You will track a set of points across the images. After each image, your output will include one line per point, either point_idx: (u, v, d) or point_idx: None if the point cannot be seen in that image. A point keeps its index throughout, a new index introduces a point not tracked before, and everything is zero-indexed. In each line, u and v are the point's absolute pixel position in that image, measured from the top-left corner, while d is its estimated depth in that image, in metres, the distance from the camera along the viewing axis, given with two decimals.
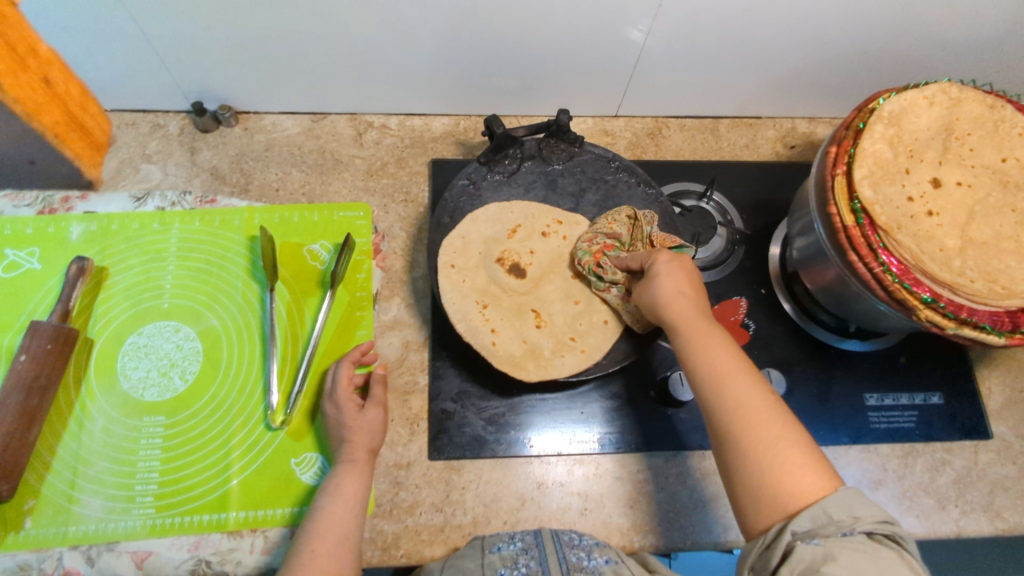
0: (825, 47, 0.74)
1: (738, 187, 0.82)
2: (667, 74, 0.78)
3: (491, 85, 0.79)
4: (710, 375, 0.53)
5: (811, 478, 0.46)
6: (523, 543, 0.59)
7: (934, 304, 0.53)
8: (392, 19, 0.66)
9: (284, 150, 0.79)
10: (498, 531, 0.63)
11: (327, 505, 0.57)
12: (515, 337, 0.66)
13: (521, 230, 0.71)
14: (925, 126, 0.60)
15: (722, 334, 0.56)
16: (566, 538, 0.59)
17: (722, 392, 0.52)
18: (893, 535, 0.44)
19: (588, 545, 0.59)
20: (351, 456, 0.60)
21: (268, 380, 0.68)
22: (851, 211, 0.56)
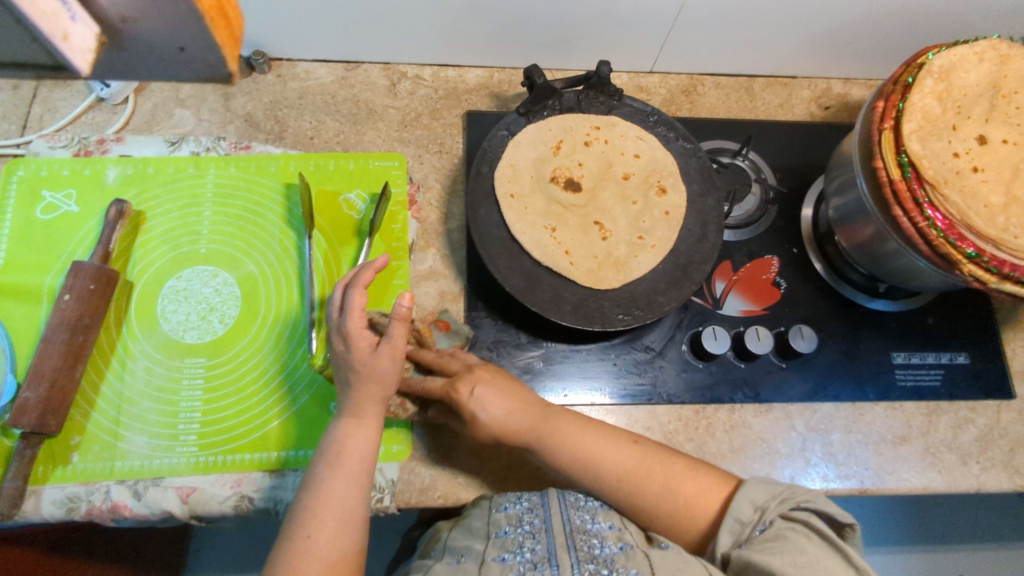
0: (871, 5, 0.73)
1: (772, 145, 0.82)
2: (706, 29, 0.77)
3: (528, 37, 0.78)
4: (586, 477, 0.58)
5: (712, 489, 0.56)
6: (529, 502, 0.58)
7: (978, 259, 0.54)
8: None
9: (318, 99, 0.79)
10: (508, 492, 0.62)
11: (332, 475, 0.54)
12: (587, 253, 0.68)
13: (564, 145, 0.71)
14: (974, 81, 0.60)
15: (570, 416, 0.61)
16: (573, 499, 0.58)
17: (597, 476, 0.58)
18: (799, 505, 0.51)
19: (593, 506, 0.58)
20: (358, 412, 0.57)
21: (308, 326, 0.69)
22: (898, 165, 0.56)
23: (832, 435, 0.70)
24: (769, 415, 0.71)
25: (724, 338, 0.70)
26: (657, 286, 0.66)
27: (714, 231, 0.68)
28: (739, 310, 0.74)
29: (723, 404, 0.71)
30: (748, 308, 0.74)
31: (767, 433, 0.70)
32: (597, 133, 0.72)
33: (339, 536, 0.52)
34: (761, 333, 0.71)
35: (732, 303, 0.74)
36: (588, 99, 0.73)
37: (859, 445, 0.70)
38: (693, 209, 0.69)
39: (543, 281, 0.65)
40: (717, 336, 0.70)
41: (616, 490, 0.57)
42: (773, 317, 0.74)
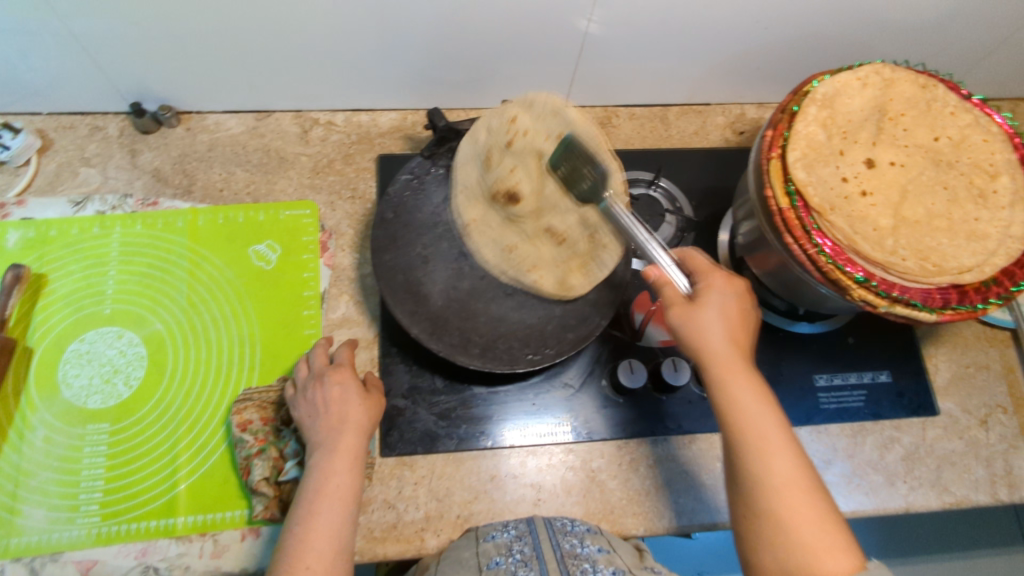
0: (768, 32, 0.74)
1: (687, 172, 0.82)
2: (612, 62, 0.78)
3: (436, 77, 0.78)
4: (756, 458, 0.51)
5: (841, 559, 0.47)
6: (517, 531, 0.60)
7: (866, 283, 0.54)
8: (334, 7, 0.64)
9: (228, 150, 0.78)
10: (493, 522, 0.63)
11: (316, 504, 0.55)
12: (551, 262, 0.67)
13: None
14: (858, 104, 0.60)
15: (752, 379, 0.55)
16: (559, 525, 0.61)
17: (767, 467, 0.51)
18: None
19: (580, 532, 0.60)
20: (333, 444, 0.58)
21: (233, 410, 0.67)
22: (786, 194, 0.57)
23: None
24: (694, 447, 0.70)
25: (640, 370, 0.69)
26: (567, 323, 0.66)
27: (623, 265, 0.67)
28: (660, 340, 0.72)
29: (646, 438, 0.70)
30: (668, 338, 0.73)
31: (693, 465, 0.69)
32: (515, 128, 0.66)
33: (328, 569, 0.52)
34: (678, 363, 0.69)
35: (653, 333, 0.72)
36: None
37: None
38: None
39: (450, 325, 0.64)
40: (634, 369, 0.69)
41: (768, 484, 0.50)
42: None
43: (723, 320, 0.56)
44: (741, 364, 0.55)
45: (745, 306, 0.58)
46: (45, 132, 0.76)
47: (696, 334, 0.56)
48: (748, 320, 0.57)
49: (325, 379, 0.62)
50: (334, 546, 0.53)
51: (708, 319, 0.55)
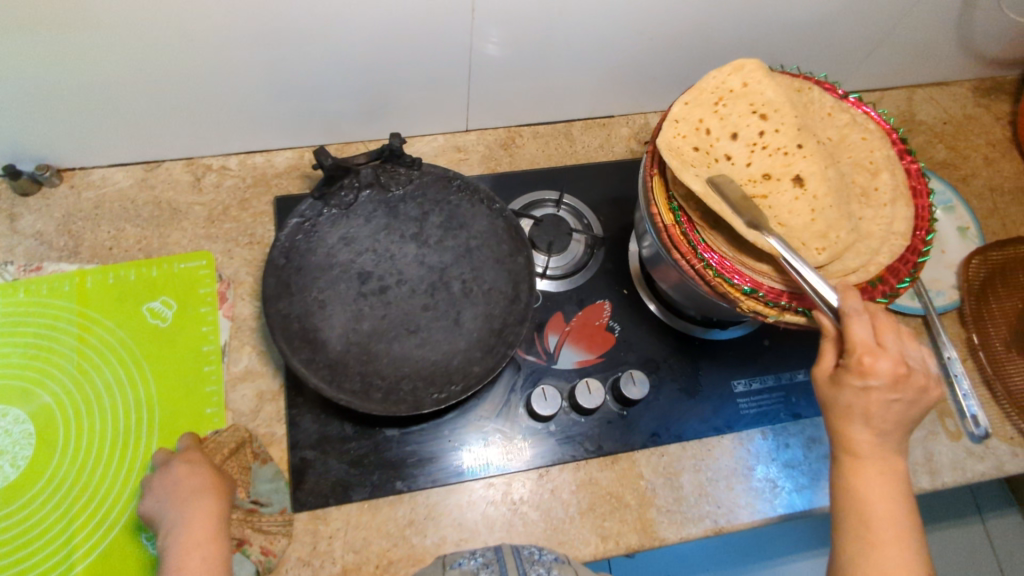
0: (655, 42, 0.74)
1: (594, 188, 0.82)
2: (506, 82, 0.77)
3: (329, 112, 0.77)
4: (857, 541, 0.50)
5: None
6: (484, 558, 0.56)
7: (754, 294, 0.54)
8: (205, 47, 0.62)
9: (116, 206, 0.75)
10: (460, 551, 0.60)
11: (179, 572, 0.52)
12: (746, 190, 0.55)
13: None
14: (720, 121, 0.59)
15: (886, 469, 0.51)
16: (527, 554, 0.57)
17: (876, 559, 0.49)
18: None
19: (548, 561, 0.56)
20: (190, 516, 0.55)
21: (131, 480, 0.63)
22: (670, 210, 0.56)
23: (681, 477, 0.70)
24: (617, 468, 0.69)
25: (555, 397, 0.68)
26: (473, 355, 0.64)
27: (527, 290, 0.66)
28: (575, 362, 0.73)
29: (567, 463, 0.69)
30: (583, 358, 0.73)
31: (617, 486, 0.69)
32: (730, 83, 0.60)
33: None
34: (592, 385, 0.69)
35: (567, 355, 0.73)
36: (386, 173, 0.69)
37: (710, 483, 0.70)
38: (503, 268, 0.68)
39: (350, 369, 0.63)
40: (547, 397, 0.68)
41: (867, 571, 0.49)
42: (610, 363, 0.73)
43: (863, 411, 0.50)
44: (863, 450, 0.51)
45: (890, 398, 0.49)
46: None
47: (841, 416, 0.52)
48: (882, 410, 0.50)
49: (172, 463, 0.60)
50: None
51: (845, 406, 0.51)
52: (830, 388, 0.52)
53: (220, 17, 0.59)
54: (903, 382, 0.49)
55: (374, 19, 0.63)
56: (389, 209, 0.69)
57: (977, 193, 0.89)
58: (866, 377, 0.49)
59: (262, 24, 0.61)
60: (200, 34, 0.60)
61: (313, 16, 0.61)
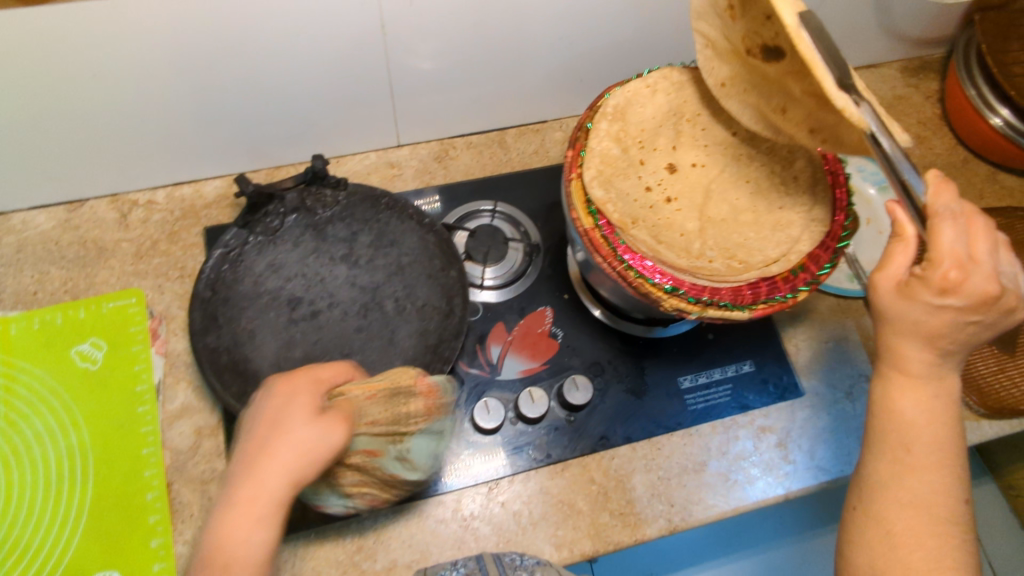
0: (575, 46, 0.74)
1: (529, 194, 0.81)
2: (431, 95, 0.76)
3: (254, 138, 0.75)
4: (894, 466, 0.48)
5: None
6: (465, 569, 0.58)
7: (676, 292, 0.53)
8: (109, 83, 0.61)
9: (40, 249, 0.73)
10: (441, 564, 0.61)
11: (253, 530, 0.43)
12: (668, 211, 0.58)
13: None
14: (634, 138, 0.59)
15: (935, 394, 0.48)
16: (508, 560, 0.59)
17: (910, 483, 0.48)
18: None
19: (530, 565, 0.58)
20: (239, 475, 0.45)
21: (62, 531, 0.62)
22: (589, 214, 0.55)
23: (632, 478, 0.69)
24: (568, 475, 0.69)
25: (497, 408, 0.68)
26: None
27: (460, 303, 0.66)
28: (519, 370, 0.72)
29: (517, 474, 0.68)
30: (527, 367, 0.72)
31: (567, 493, 0.68)
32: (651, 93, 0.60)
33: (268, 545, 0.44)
34: (535, 394, 0.69)
35: (510, 364, 0.72)
36: (310, 196, 0.68)
37: (662, 481, 0.69)
38: (435, 283, 0.67)
39: None
40: (490, 409, 0.68)
41: (896, 498, 0.48)
42: (555, 369, 0.72)
43: (931, 331, 0.46)
44: (918, 370, 0.48)
45: (964, 315, 0.46)
46: None
47: (901, 332, 0.48)
48: (955, 332, 0.46)
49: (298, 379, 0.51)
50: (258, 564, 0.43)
51: (911, 320, 0.47)
52: (898, 298, 0.48)
53: (119, 52, 0.58)
54: (991, 304, 0.45)
55: (281, 42, 0.62)
56: (315, 230, 0.68)
57: (911, 172, 0.89)
58: (947, 292, 0.45)
59: (165, 55, 0.60)
60: (101, 70, 0.59)
61: (216, 44, 0.60)
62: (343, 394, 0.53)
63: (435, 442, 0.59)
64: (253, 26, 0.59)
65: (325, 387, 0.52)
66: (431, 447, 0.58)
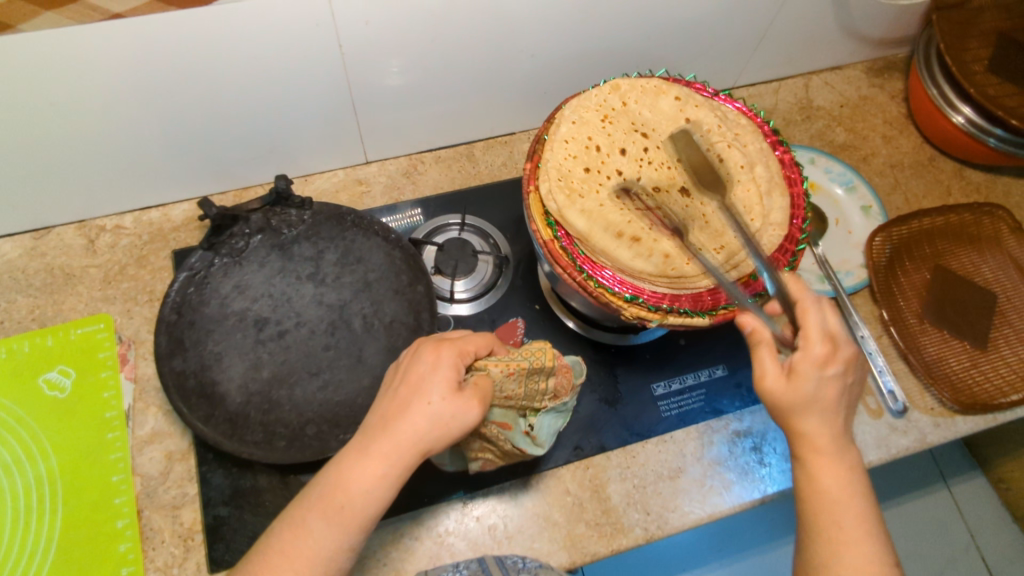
0: (537, 59, 0.75)
1: (498, 207, 0.81)
2: (397, 113, 0.77)
3: (220, 161, 0.75)
4: (821, 541, 0.45)
5: None
6: (469, 571, 0.60)
7: (636, 301, 0.54)
8: (69, 112, 0.61)
9: (7, 278, 0.73)
10: (443, 565, 0.63)
11: (333, 514, 0.44)
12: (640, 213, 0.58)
13: None
14: (602, 137, 0.60)
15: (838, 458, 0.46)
16: (511, 563, 0.61)
17: (846, 559, 0.44)
18: None
19: (533, 567, 0.61)
20: (367, 446, 0.46)
21: (30, 563, 0.61)
22: (549, 225, 0.57)
23: (608, 488, 0.69)
24: (543, 487, 0.69)
25: None
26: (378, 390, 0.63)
27: (428, 317, 0.66)
28: None
29: (491, 488, 0.67)
30: None
31: (542, 505, 0.68)
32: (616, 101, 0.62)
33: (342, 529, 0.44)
34: None
35: None
36: (277, 215, 0.69)
37: (638, 490, 0.69)
38: (403, 298, 0.67)
39: (252, 421, 0.61)
40: None
41: (834, 570, 0.44)
42: None
43: (818, 399, 0.46)
44: (824, 446, 0.46)
45: (846, 383, 0.47)
46: None
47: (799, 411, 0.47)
48: (829, 394, 0.47)
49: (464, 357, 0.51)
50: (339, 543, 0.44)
51: (807, 396, 0.46)
52: (787, 384, 0.47)
53: (74, 82, 0.57)
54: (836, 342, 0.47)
55: (240, 67, 0.62)
56: (281, 250, 0.68)
57: (878, 172, 0.90)
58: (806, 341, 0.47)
59: (122, 82, 0.59)
60: (58, 100, 0.59)
61: (174, 70, 0.60)
62: (484, 368, 0.53)
63: (557, 419, 0.64)
64: (210, 51, 0.59)
65: (468, 360, 0.51)
66: (552, 424, 0.63)
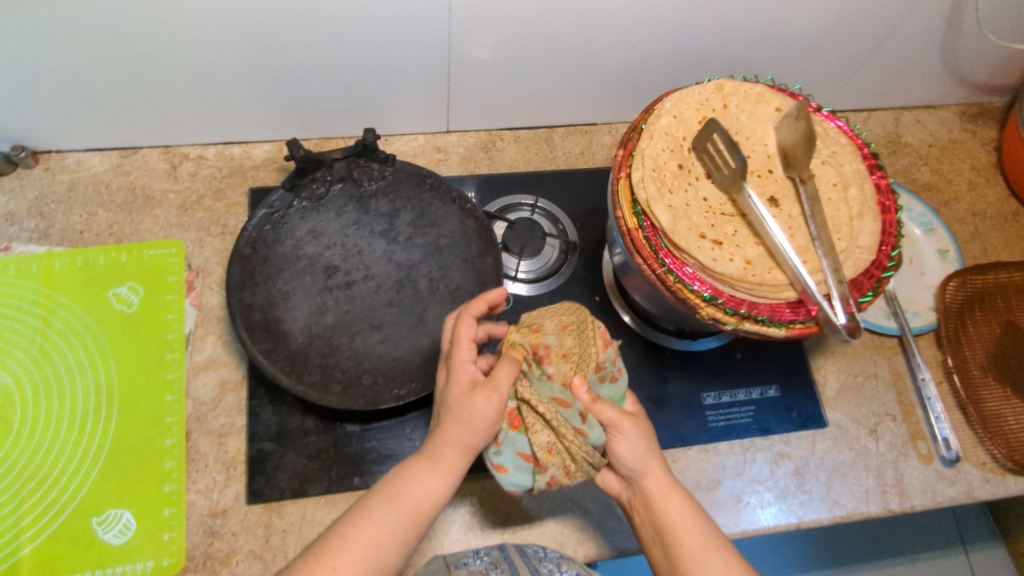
0: (635, 52, 0.74)
1: (571, 194, 0.81)
2: (487, 87, 0.77)
3: (308, 108, 0.76)
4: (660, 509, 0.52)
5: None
6: (490, 557, 0.59)
7: (714, 302, 0.53)
8: (178, 38, 0.62)
9: (90, 190, 0.75)
10: (461, 551, 0.63)
11: (391, 508, 0.49)
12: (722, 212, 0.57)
13: None
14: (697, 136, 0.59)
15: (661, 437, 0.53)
16: (533, 552, 0.60)
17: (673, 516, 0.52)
18: None
19: (554, 558, 0.60)
20: (434, 455, 0.50)
21: (82, 466, 0.63)
22: (635, 214, 0.56)
23: None
24: None
25: None
26: (435, 353, 0.64)
27: (493, 290, 0.66)
28: None
29: None
30: None
31: (577, 492, 0.68)
32: (715, 102, 0.61)
33: (400, 527, 0.49)
34: None
35: None
36: (360, 167, 0.69)
37: None
38: (471, 268, 0.67)
39: (310, 361, 0.62)
40: None
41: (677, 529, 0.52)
42: None
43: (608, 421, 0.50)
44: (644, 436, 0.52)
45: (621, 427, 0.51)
46: None
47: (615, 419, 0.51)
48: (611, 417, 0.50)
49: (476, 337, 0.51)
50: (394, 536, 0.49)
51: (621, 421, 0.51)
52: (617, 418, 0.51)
53: (191, 8, 0.59)
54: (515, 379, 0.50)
55: (351, 17, 0.63)
56: (359, 202, 0.69)
57: (959, 218, 0.88)
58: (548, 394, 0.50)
59: (235, 17, 0.60)
60: (174, 23, 0.60)
61: (285, 12, 0.61)
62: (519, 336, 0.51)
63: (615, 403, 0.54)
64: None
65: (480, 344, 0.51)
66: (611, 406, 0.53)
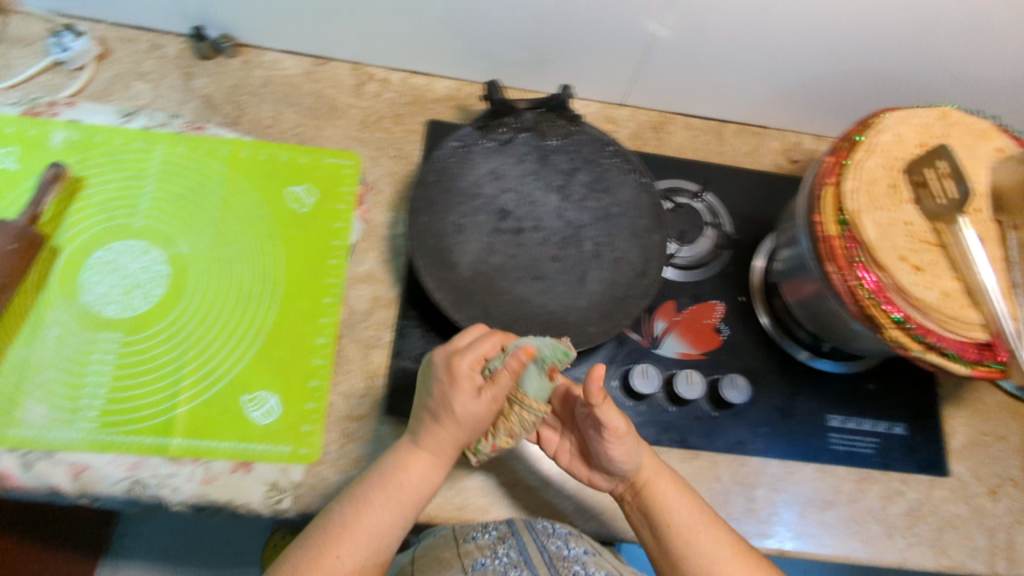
0: (841, 65, 0.73)
1: (732, 192, 0.81)
2: (678, 70, 0.77)
3: (501, 55, 0.77)
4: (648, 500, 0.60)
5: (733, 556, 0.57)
6: (497, 531, 0.62)
7: (903, 324, 0.53)
8: None
9: (281, 90, 0.78)
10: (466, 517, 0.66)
11: (385, 491, 0.55)
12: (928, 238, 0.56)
13: None
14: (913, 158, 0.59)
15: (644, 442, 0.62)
16: (540, 526, 0.63)
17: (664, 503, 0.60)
18: None
19: (562, 533, 0.63)
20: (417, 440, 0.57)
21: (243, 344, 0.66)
22: (837, 222, 0.56)
23: (756, 490, 0.69)
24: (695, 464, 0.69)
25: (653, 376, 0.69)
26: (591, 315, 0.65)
27: (655, 267, 0.67)
28: (678, 352, 0.73)
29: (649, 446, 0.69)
30: (686, 351, 0.73)
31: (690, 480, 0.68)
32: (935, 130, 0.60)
33: (394, 505, 0.55)
34: (691, 377, 0.69)
35: (671, 343, 0.73)
36: (547, 119, 0.72)
37: (784, 504, 0.69)
38: (637, 241, 0.68)
39: (473, 296, 0.64)
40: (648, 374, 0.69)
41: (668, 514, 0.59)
42: (711, 363, 0.73)
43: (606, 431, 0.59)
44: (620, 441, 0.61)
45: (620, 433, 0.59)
46: (107, 41, 0.76)
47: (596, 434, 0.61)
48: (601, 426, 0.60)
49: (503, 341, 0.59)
50: (393, 514, 0.55)
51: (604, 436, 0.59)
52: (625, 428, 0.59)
53: None
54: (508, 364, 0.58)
55: None
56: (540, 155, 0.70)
57: None
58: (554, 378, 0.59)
59: None
60: None
61: None
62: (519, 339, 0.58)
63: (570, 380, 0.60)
64: None
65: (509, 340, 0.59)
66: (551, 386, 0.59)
